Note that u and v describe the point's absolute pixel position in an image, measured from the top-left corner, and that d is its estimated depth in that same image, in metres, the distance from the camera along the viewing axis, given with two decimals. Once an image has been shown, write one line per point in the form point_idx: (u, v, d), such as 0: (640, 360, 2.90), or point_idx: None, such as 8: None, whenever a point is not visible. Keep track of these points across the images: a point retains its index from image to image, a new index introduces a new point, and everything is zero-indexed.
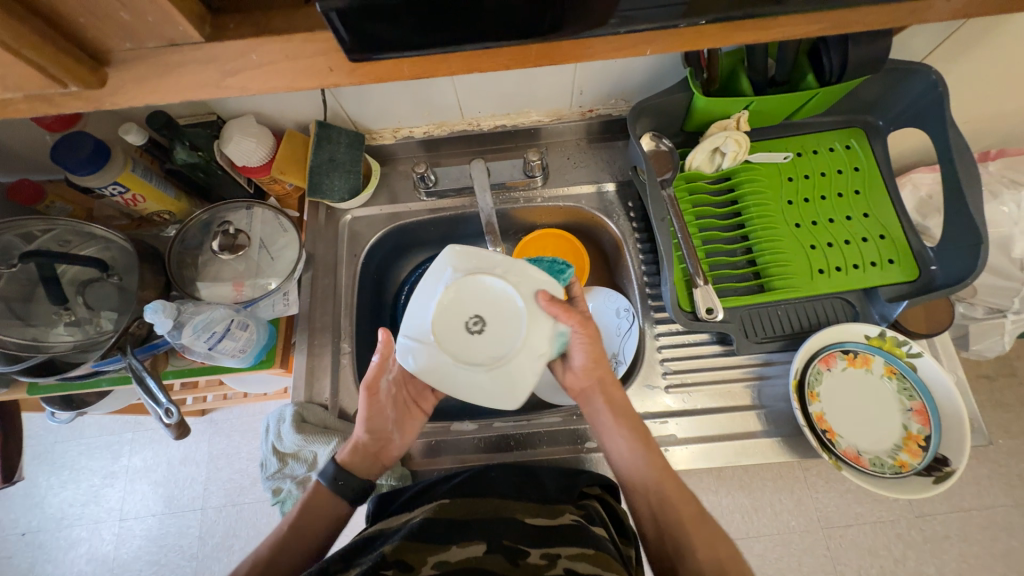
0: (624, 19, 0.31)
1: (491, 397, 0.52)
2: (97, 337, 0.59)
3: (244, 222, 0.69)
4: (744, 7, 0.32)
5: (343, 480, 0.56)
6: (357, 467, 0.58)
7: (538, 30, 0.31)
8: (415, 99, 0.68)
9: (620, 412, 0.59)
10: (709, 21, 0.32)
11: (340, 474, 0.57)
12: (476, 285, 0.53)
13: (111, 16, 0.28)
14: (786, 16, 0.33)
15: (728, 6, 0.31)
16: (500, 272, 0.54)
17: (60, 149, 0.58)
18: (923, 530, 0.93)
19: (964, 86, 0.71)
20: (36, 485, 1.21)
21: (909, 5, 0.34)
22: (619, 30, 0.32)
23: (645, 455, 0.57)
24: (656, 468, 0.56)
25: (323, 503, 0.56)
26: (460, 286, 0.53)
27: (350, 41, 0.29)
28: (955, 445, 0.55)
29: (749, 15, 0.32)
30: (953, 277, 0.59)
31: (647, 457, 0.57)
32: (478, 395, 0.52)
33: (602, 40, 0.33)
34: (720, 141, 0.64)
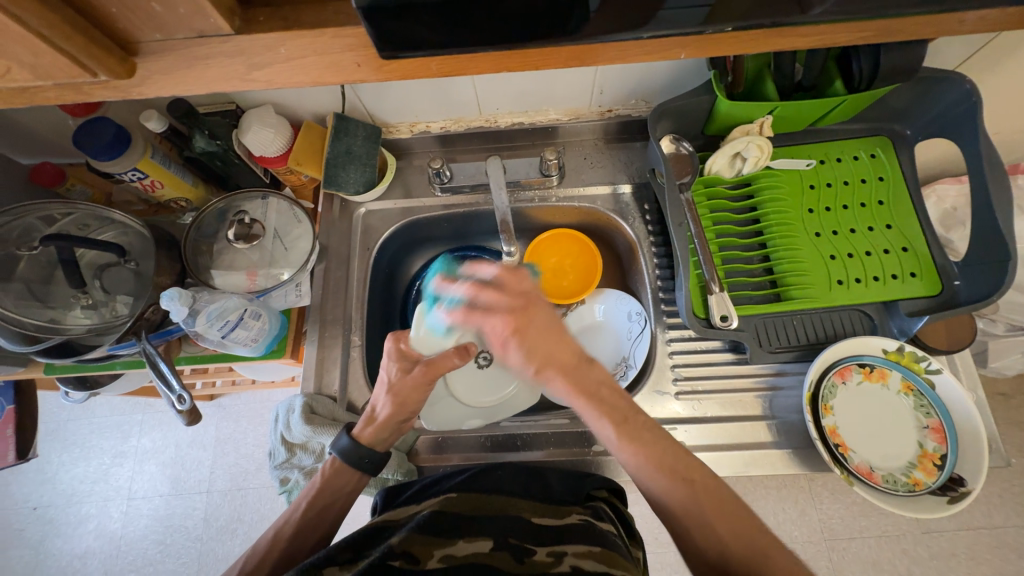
0: (657, 25, 0.30)
1: (432, 417, 0.67)
2: (113, 321, 0.60)
3: (260, 212, 0.69)
4: (780, 13, 0.31)
5: (367, 458, 0.54)
6: (377, 443, 0.55)
7: (567, 31, 0.30)
8: (433, 94, 0.68)
9: (585, 388, 0.50)
10: (737, 27, 0.31)
11: (363, 452, 0.54)
12: None
13: (143, 7, 0.28)
14: (825, 24, 0.32)
15: (761, 12, 0.31)
16: None
17: (83, 134, 0.58)
18: (929, 547, 0.92)
19: (998, 97, 0.69)
20: (49, 462, 1.24)
21: (954, 16, 0.33)
22: (646, 35, 0.32)
23: (615, 433, 0.48)
24: (638, 449, 0.47)
25: (336, 484, 0.55)
26: None
27: (379, 39, 0.29)
28: (971, 464, 0.54)
29: (786, 22, 0.31)
30: (977, 293, 0.57)
31: (620, 435, 0.48)
32: (431, 408, 0.67)
33: (634, 44, 0.33)
34: (742, 145, 0.62)
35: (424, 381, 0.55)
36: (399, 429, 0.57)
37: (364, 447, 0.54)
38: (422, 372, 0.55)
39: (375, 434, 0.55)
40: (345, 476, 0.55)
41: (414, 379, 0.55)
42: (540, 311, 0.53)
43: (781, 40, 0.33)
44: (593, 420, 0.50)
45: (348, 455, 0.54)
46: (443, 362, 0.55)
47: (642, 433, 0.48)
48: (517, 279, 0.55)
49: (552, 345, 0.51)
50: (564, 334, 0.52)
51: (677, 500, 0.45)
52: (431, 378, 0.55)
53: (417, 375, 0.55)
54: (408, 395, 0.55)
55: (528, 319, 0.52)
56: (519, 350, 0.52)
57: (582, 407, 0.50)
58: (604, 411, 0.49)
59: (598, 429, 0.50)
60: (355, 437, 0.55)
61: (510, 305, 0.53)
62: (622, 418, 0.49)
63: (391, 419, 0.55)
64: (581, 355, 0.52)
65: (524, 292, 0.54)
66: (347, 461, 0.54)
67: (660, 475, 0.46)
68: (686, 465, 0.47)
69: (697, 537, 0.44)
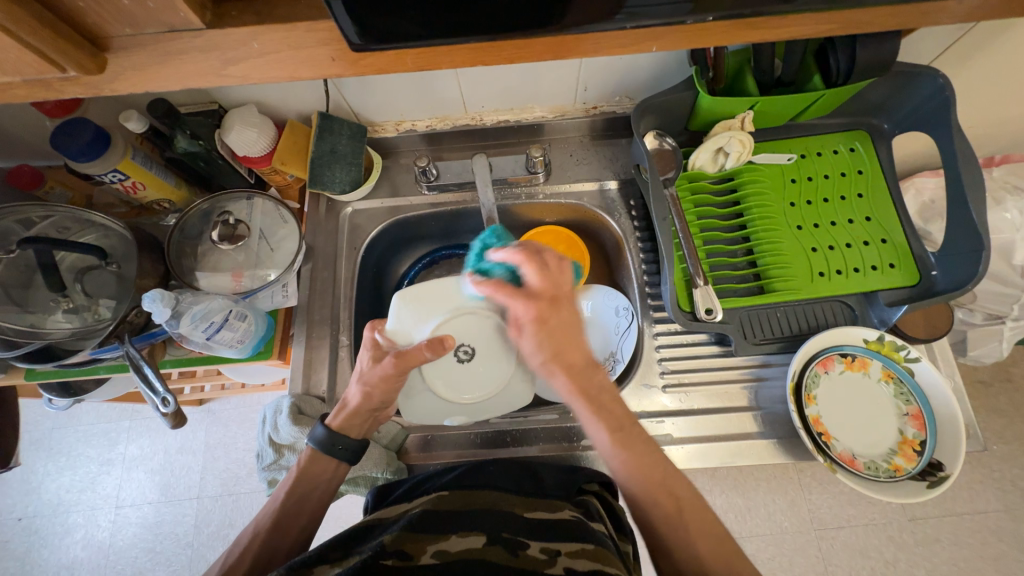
0: (632, 16, 0.31)
1: (411, 408, 0.62)
2: (95, 325, 0.59)
3: (245, 212, 0.69)
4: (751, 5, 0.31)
5: (340, 445, 0.55)
6: (352, 431, 0.56)
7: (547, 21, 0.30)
8: (418, 91, 0.68)
9: (587, 392, 0.49)
10: (716, 17, 0.32)
11: (334, 440, 0.55)
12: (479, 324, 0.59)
13: (112, 2, 0.28)
14: (798, 14, 0.33)
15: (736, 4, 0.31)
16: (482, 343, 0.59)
17: (60, 135, 0.57)
18: (915, 533, 0.93)
19: (971, 91, 0.70)
20: (33, 472, 1.21)
21: (920, 8, 0.33)
22: (626, 25, 0.32)
23: (609, 440, 0.48)
24: (629, 458, 0.47)
25: (318, 472, 0.55)
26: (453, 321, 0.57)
27: (354, 31, 0.29)
28: (950, 451, 0.55)
29: (761, 13, 0.32)
30: (953, 283, 0.59)
31: (615, 442, 0.47)
32: (407, 400, 0.61)
33: (611, 35, 0.33)
34: (724, 141, 0.63)
35: (394, 373, 0.53)
36: (372, 415, 0.57)
37: (336, 434, 0.55)
38: (391, 364, 0.53)
39: (347, 421, 0.56)
40: (323, 464, 0.55)
41: (384, 371, 0.53)
42: (568, 309, 0.50)
43: (755, 31, 0.34)
44: (591, 425, 0.49)
45: (322, 444, 0.55)
46: (413, 356, 0.53)
47: (636, 444, 0.48)
48: (558, 272, 0.50)
49: (566, 346, 0.49)
50: (581, 336, 0.50)
51: (659, 509, 0.46)
52: (402, 370, 0.53)
53: (387, 366, 0.53)
54: (379, 386, 0.54)
55: (555, 314, 0.49)
56: (534, 339, 0.50)
57: (579, 409, 0.49)
58: (603, 417, 0.48)
59: (593, 433, 0.49)
60: (329, 426, 0.56)
61: (542, 293, 0.50)
62: (618, 427, 0.48)
63: (362, 408, 0.55)
64: (589, 360, 0.50)
65: (559, 284, 0.50)
66: (323, 451, 0.55)
67: (647, 484, 0.46)
68: (672, 479, 0.47)
69: (676, 543, 0.45)
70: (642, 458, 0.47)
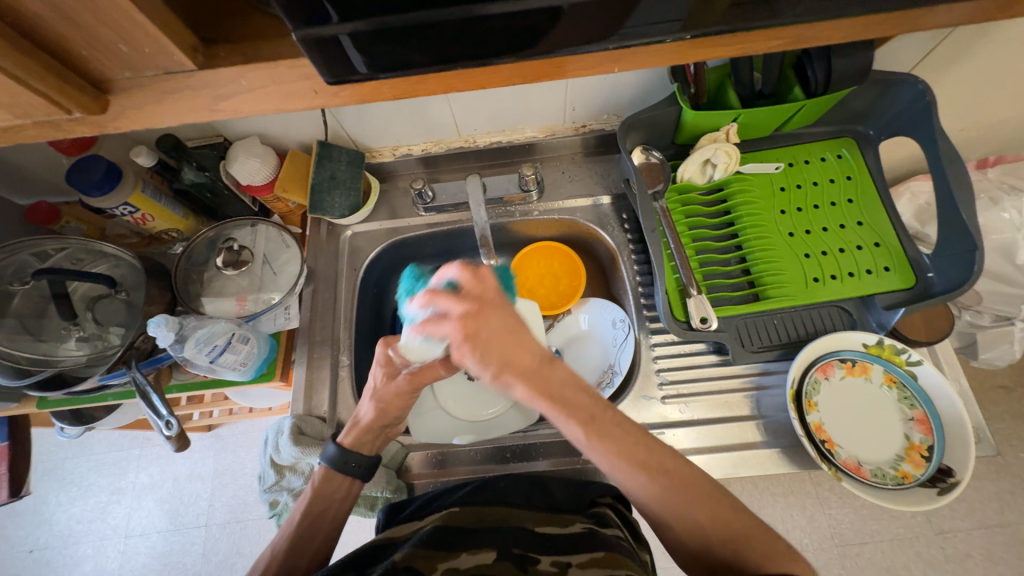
0: (613, 36, 0.31)
1: (421, 428, 0.66)
2: (105, 351, 0.61)
3: (249, 239, 0.71)
4: (731, 21, 0.31)
5: (353, 462, 0.55)
6: (363, 448, 0.56)
7: (527, 47, 0.31)
8: (413, 118, 0.71)
9: (548, 391, 0.45)
10: (695, 35, 0.32)
11: (348, 457, 0.55)
12: None
13: (110, 49, 0.29)
14: (780, 30, 0.32)
15: (716, 21, 0.31)
16: None
17: (75, 173, 0.61)
18: (943, 548, 0.89)
19: (957, 94, 0.71)
20: (45, 502, 1.22)
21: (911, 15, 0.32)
22: (609, 46, 0.32)
23: (583, 434, 0.44)
24: (609, 448, 0.44)
25: (330, 490, 0.55)
26: None
27: (362, 63, 0.30)
28: (959, 456, 0.54)
29: (741, 30, 0.32)
30: (950, 284, 0.58)
31: (590, 437, 0.44)
32: (418, 418, 0.67)
33: (592, 56, 0.33)
34: (711, 152, 0.65)
35: (407, 390, 0.54)
36: (385, 430, 0.57)
37: (349, 451, 0.55)
38: (406, 381, 0.54)
39: (362, 438, 0.56)
40: (337, 483, 0.55)
41: (399, 387, 0.54)
42: (496, 310, 0.44)
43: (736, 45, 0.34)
44: (559, 421, 0.45)
45: (334, 463, 0.55)
46: (428, 371, 0.53)
47: (612, 431, 0.45)
48: (479, 278, 0.45)
49: (510, 348, 0.44)
50: (524, 332, 0.45)
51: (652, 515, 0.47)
52: (416, 387, 0.54)
53: (402, 383, 0.54)
54: (395, 404, 0.55)
55: (484, 322, 0.44)
56: (473, 358, 0.44)
57: (544, 410, 0.45)
58: (570, 411, 0.44)
59: (565, 429, 0.45)
60: (340, 443, 0.56)
61: (464, 309, 0.44)
62: (590, 418, 0.45)
63: (378, 424, 0.56)
64: (542, 355, 0.45)
65: (481, 289, 0.45)
66: (335, 469, 0.55)
67: (631, 469, 0.45)
68: (656, 455, 0.45)
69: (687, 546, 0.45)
70: (623, 443, 0.45)
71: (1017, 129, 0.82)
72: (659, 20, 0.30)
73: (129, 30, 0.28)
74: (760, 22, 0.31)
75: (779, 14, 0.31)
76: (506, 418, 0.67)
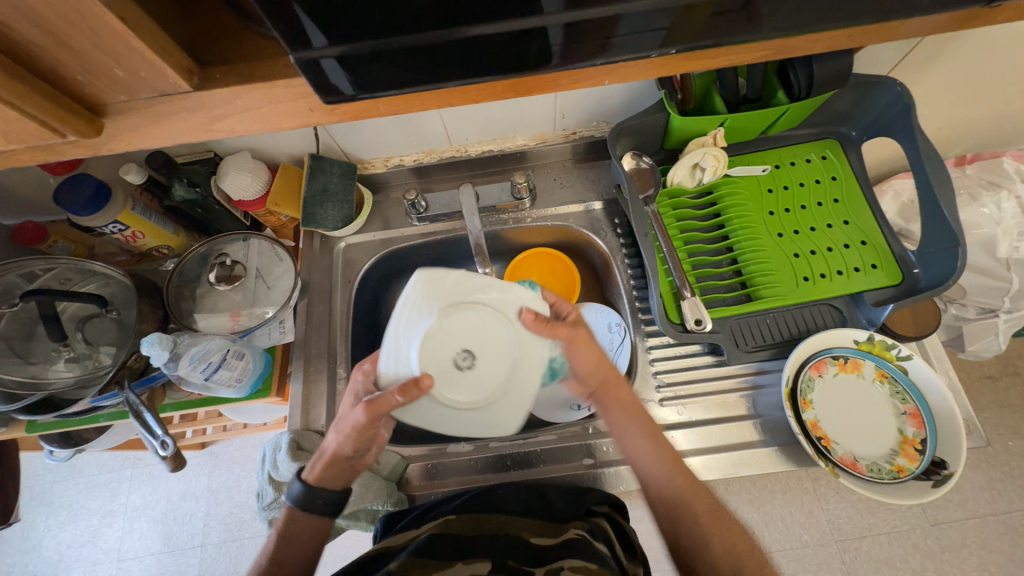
0: (601, 54, 0.32)
1: (503, 426, 0.51)
2: (96, 372, 0.60)
3: (241, 253, 0.71)
4: (714, 36, 0.32)
5: (317, 500, 0.54)
6: (329, 483, 0.55)
7: (523, 64, 0.31)
8: (404, 130, 0.72)
9: (622, 402, 0.56)
10: (679, 50, 0.32)
11: (313, 494, 0.54)
12: (444, 319, 0.48)
13: (106, 73, 0.29)
14: (762, 42, 0.33)
15: (699, 36, 0.31)
16: (460, 342, 0.48)
17: (63, 191, 0.60)
18: (940, 539, 0.91)
19: (934, 95, 0.73)
20: (34, 528, 1.19)
21: (890, 28, 0.33)
22: (596, 63, 0.33)
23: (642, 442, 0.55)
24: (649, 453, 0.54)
25: (303, 526, 0.54)
26: (425, 339, 0.47)
27: (352, 83, 0.31)
28: (952, 448, 0.55)
29: (725, 44, 0.32)
30: (935, 279, 0.60)
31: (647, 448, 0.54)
32: (489, 427, 0.50)
33: (582, 71, 0.34)
34: (699, 156, 0.66)
35: (365, 421, 0.48)
36: (349, 466, 0.55)
37: (313, 489, 0.54)
38: (361, 414, 0.48)
39: (325, 473, 0.54)
40: (302, 521, 0.54)
41: (358, 422, 0.49)
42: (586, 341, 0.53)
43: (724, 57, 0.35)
44: (625, 434, 0.56)
45: (301, 501, 0.54)
46: (380, 404, 0.47)
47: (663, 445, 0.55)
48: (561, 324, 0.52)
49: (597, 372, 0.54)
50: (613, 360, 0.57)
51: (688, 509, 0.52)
52: (372, 418, 0.48)
53: (358, 414, 0.49)
54: (353, 437, 0.51)
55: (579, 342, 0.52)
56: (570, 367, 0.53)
57: (619, 419, 0.56)
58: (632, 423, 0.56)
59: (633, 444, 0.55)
60: (307, 480, 0.55)
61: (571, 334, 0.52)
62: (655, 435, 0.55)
63: (336, 460, 0.53)
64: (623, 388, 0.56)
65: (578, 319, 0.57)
66: (301, 507, 0.54)
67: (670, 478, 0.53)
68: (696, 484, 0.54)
69: (697, 546, 0.50)
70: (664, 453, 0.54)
71: (993, 128, 0.85)
72: (649, 30, 0.30)
73: (124, 54, 0.28)
74: (746, 38, 0.32)
75: (761, 28, 0.31)
76: (527, 367, 0.50)
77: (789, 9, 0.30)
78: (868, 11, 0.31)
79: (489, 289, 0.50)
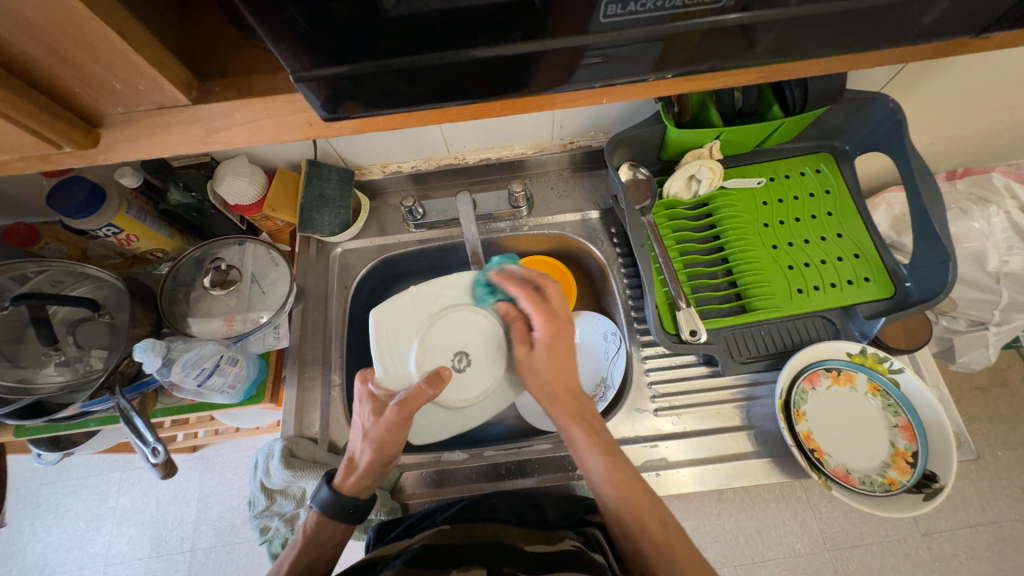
0: (599, 76, 0.32)
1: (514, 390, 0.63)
2: (87, 376, 0.59)
3: (236, 258, 0.71)
4: (709, 60, 0.32)
5: (350, 509, 0.53)
6: (361, 491, 0.54)
7: (521, 84, 0.32)
8: (403, 138, 0.72)
9: (583, 414, 0.55)
10: (674, 74, 0.33)
11: (346, 504, 0.53)
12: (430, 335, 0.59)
13: (104, 86, 0.29)
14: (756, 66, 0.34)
15: (694, 60, 0.32)
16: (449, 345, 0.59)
17: (58, 195, 0.60)
18: (931, 549, 0.91)
19: (926, 111, 0.75)
20: (19, 531, 1.17)
21: (880, 54, 0.34)
22: (593, 84, 0.33)
23: (602, 464, 0.51)
24: (616, 479, 0.51)
25: (329, 533, 0.54)
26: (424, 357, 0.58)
27: (351, 100, 0.31)
28: (942, 461, 0.55)
29: (720, 68, 0.33)
30: (927, 292, 0.60)
31: (608, 468, 0.51)
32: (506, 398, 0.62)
33: (580, 91, 0.34)
34: (695, 168, 0.66)
35: (398, 420, 0.52)
36: (381, 473, 0.55)
37: (345, 498, 0.53)
38: (394, 413, 0.52)
39: (358, 482, 0.54)
40: (330, 529, 0.54)
41: (388, 421, 0.53)
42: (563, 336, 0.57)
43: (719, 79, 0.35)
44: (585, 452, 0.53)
45: (329, 509, 0.53)
46: (415, 398, 0.52)
47: (626, 468, 0.52)
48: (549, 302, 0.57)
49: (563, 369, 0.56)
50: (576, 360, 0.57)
51: (646, 537, 0.49)
52: (406, 416, 0.52)
53: (391, 415, 0.52)
54: (381, 439, 0.52)
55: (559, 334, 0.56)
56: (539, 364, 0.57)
57: (577, 434, 0.54)
58: (594, 439, 0.53)
59: (588, 460, 0.53)
60: (336, 487, 0.54)
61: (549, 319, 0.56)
62: (610, 452, 0.52)
63: (370, 468, 0.53)
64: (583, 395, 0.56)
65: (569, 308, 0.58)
66: (329, 516, 0.53)
67: (625, 503, 0.50)
68: (659, 508, 0.50)
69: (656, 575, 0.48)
70: (619, 473, 0.51)
71: (983, 143, 0.86)
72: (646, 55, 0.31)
73: (123, 68, 0.28)
74: (742, 63, 0.32)
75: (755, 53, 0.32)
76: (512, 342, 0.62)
77: (786, 37, 0.30)
78: (859, 39, 0.31)
79: (447, 291, 0.61)
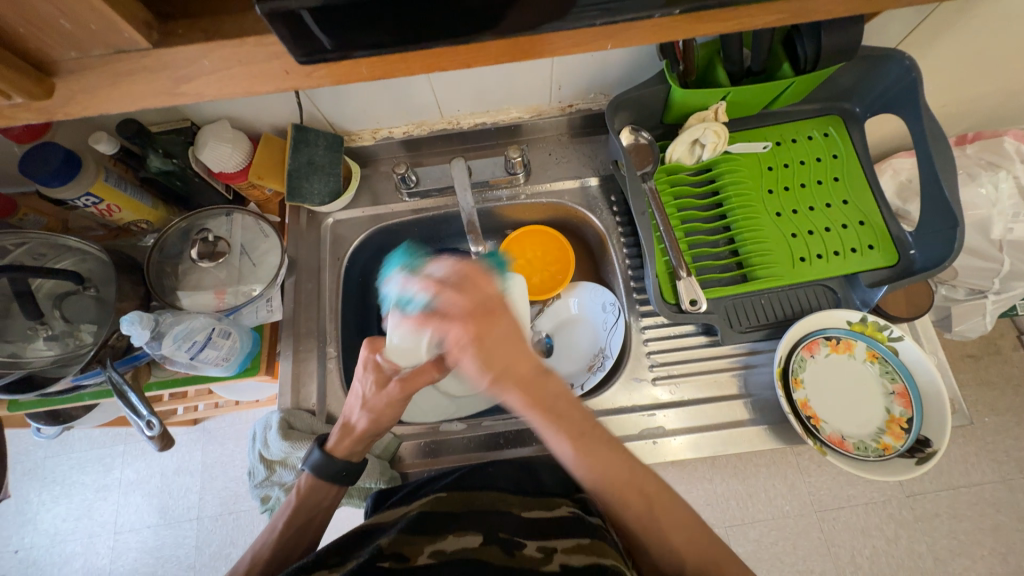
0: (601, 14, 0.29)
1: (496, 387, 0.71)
2: (77, 350, 0.58)
3: (224, 229, 0.68)
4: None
5: (343, 472, 0.54)
6: (350, 454, 0.54)
7: (515, 24, 0.29)
8: (393, 100, 0.68)
9: (542, 401, 0.44)
10: (682, 11, 0.30)
11: (335, 465, 0.54)
12: None
13: (51, 25, 0.27)
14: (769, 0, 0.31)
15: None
16: None
17: (30, 162, 0.57)
18: (914, 509, 0.94)
19: (941, 70, 0.71)
20: (28, 502, 1.20)
21: None
22: (597, 22, 0.30)
23: (572, 448, 0.44)
24: (595, 463, 0.45)
25: (315, 502, 0.54)
26: None
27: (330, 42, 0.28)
28: (936, 427, 0.56)
29: (733, 4, 0.30)
30: (932, 259, 0.59)
31: (578, 451, 0.45)
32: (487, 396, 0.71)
33: (579, 34, 0.31)
34: (699, 132, 0.63)
35: (400, 398, 0.52)
36: (374, 440, 0.55)
37: (337, 460, 0.53)
38: (397, 388, 0.52)
39: (351, 446, 0.54)
40: (322, 492, 0.54)
41: (390, 396, 0.52)
42: (500, 320, 0.44)
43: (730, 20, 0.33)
44: (549, 435, 0.45)
45: (318, 470, 0.53)
46: (420, 377, 0.51)
47: (599, 448, 0.45)
48: (475, 289, 0.45)
49: (512, 356, 0.44)
50: (524, 343, 0.45)
51: (635, 510, 0.47)
52: (407, 394, 0.52)
53: (392, 390, 0.52)
54: (379, 412, 0.52)
55: (490, 326, 0.44)
56: (475, 359, 0.43)
57: (538, 423, 0.44)
58: (562, 427, 0.44)
59: (554, 444, 0.45)
60: (328, 450, 0.54)
61: (470, 310, 0.44)
62: (580, 433, 0.45)
63: (364, 436, 0.53)
64: (538, 365, 0.45)
65: (487, 296, 0.46)
66: (318, 476, 0.54)
67: (606, 483, 0.46)
68: (641, 479, 0.47)
69: (661, 550, 0.48)
70: (597, 448, 0.45)
71: (995, 106, 0.83)
72: None
73: (71, 3, 0.25)
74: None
75: None
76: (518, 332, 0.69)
77: None
78: None
79: None
